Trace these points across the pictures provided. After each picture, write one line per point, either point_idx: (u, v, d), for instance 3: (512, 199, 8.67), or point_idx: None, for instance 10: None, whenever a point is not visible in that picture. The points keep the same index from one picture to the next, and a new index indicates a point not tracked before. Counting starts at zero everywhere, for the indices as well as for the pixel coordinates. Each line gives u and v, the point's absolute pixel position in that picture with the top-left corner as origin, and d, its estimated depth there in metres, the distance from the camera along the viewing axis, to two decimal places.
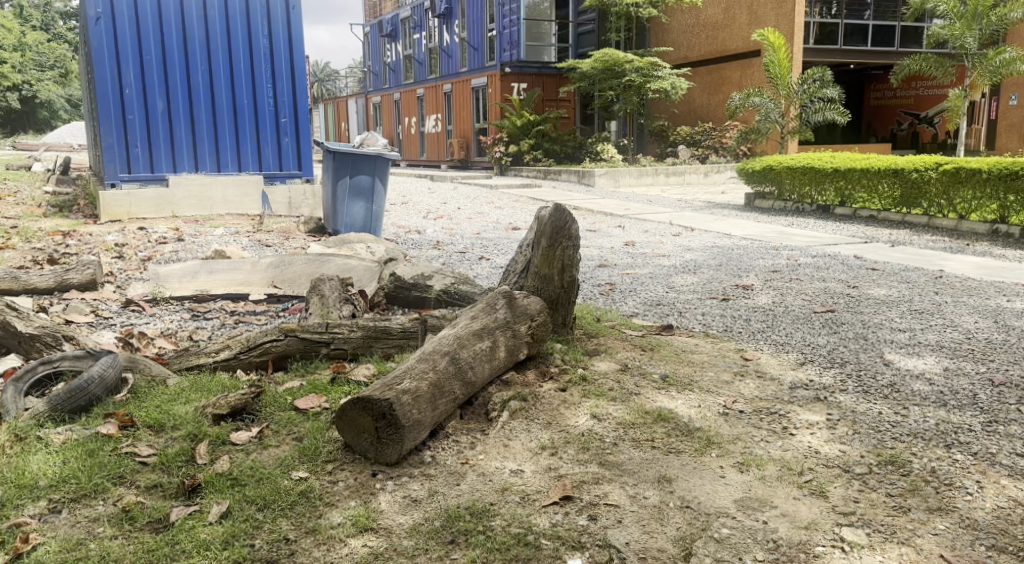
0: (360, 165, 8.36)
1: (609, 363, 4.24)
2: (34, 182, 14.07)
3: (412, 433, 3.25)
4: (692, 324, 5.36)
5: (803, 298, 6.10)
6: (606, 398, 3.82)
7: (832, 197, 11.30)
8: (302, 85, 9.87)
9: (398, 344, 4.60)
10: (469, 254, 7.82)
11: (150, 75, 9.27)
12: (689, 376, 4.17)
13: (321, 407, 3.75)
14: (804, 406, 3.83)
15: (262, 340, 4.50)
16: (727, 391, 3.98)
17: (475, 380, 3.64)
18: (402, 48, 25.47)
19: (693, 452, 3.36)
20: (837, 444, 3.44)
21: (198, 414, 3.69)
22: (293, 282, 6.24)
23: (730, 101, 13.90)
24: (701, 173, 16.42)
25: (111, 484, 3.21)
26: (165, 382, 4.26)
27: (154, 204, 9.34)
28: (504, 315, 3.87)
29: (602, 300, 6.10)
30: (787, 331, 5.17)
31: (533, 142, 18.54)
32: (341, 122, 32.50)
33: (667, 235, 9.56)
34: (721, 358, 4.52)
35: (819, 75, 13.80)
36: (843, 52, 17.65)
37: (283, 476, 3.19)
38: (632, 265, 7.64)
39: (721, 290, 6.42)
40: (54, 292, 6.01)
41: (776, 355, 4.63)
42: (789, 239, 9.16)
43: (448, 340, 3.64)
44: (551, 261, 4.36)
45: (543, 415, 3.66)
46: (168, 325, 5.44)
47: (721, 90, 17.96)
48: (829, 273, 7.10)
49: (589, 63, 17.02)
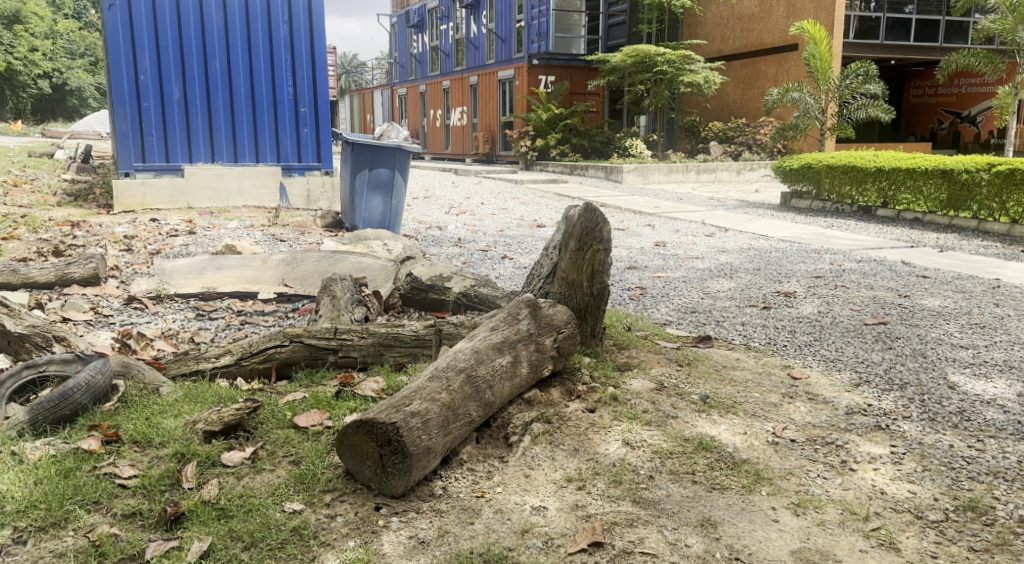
0: (380, 158, 7.99)
1: (643, 381, 3.82)
2: (54, 170, 13.88)
3: (421, 463, 2.87)
4: (731, 335, 4.94)
5: (851, 308, 5.64)
6: (640, 421, 3.41)
7: (873, 197, 10.77)
8: (322, 75, 9.52)
9: (412, 352, 4.24)
10: (491, 253, 7.43)
11: (167, 62, 9.00)
12: (732, 397, 3.76)
13: (323, 425, 3.39)
14: (864, 436, 3.42)
15: (266, 345, 4.15)
16: (776, 417, 3.57)
17: (494, 400, 3.24)
18: (428, 40, 25.11)
19: (740, 489, 2.97)
20: (905, 484, 3.03)
21: (188, 429, 3.34)
22: (304, 280, 5.88)
23: (768, 95, 13.36)
24: (734, 170, 15.89)
25: (83, 511, 2.87)
26: (158, 391, 3.92)
27: (168, 195, 9.04)
28: (527, 326, 3.49)
29: (632, 306, 5.69)
30: (836, 346, 4.74)
31: (560, 136, 18.05)
32: (366, 114, 32.25)
33: (700, 236, 9.10)
34: (766, 377, 4.10)
35: (863, 69, 13.02)
36: (884, 47, 17.01)
37: (274, 508, 2.83)
38: (664, 267, 7.22)
39: (761, 297, 5.98)
40: (55, 287, 5.70)
41: (827, 374, 4.21)
42: (830, 241, 8.67)
43: (464, 354, 3.26)
44: (579, 266, 3.98)
45: (569, 440, 3.26)
46: (170, 325, 5.12)
47: (756, 86, 17.42)
48: (876, 280, 6.63)
49: (619, 56, 16.52)
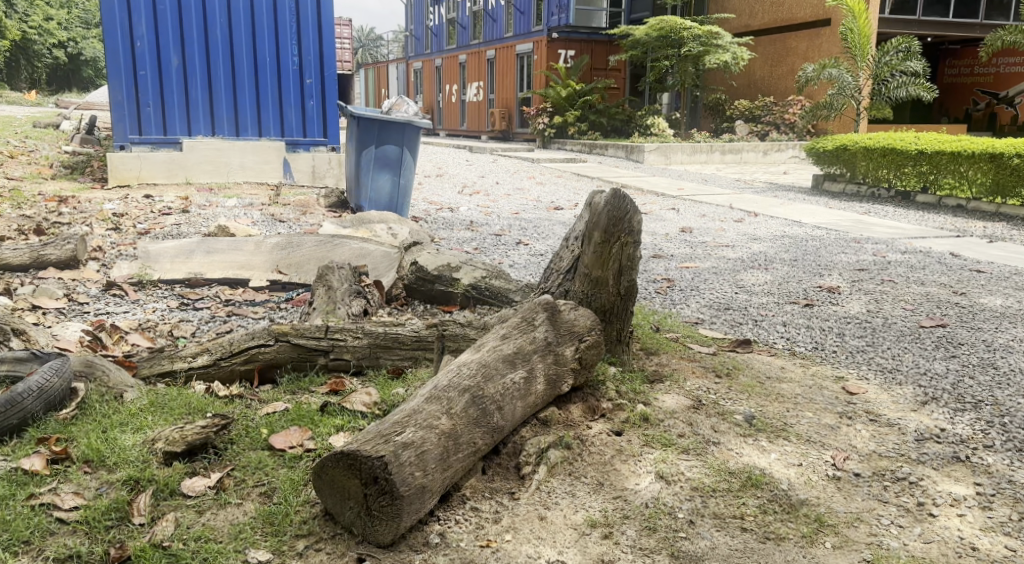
0: (389, 133, 7.40)
1: (677, 397, 3.28)
2: (56, 141, 13.45)
3: (415, 504, 2.37)
4: (772, 338, 4.39)
5: (903, 307, 5.07)
6: (676, 448, 2.89)
7: (912, 181, 10.13)
8: (329, 43, 8.95)
9: (411, 356, 3.75)
10: (505, 237, 6.92)
11: (165, 28, 8.49)
12: (781, 417, 3.23)
13: (302, 447, 2.88)
14: (941, 470, 2.89)
15: (247, 344, 3.66)
16: (836, 444, 3.05)
17: (504, 424, 2.73)
18: (445, 11, 24.41)
19: (800, 540, 2.47)
20: (1000, 537, 2.52)
21: (145, 450, 2.85)
22: (299, 267, 5.36)
23: (802, 72, 12.71)
24: (760, 151, 15.24)
25: (7, 555, 2.39)
26: (122, 397, 3.41)
27: (166, 169, 8.56)
28: (544, 335, 2.98)
29: (659, 301, 5.15)
30: (892, 352, 4.19)
31: (578, 114, 17.38)
32: (381, 89, 31.66)
33: (728, 221, 8.52)
34: (818, 392, 3.57)
35: (905, 45, 12.40)
36: (921, 24, 16.18)
37: (234, 559, 2.34)
38: (691, 256, 6.66)
39: (801, 293, 5.43)
40: (29, 270, 5.23)
41: (887, 389, 3.67)
42: (869, 230, 8.07)
43: (469, 369, 2.75)
44: (605, 261, 3.49)
45: (592, 472, 2.75)
46: (148, 316, 4.64)
47: (785, 63, 16.74)
48: (926, 274, 6.05)
49: (644, 30, 15.80)
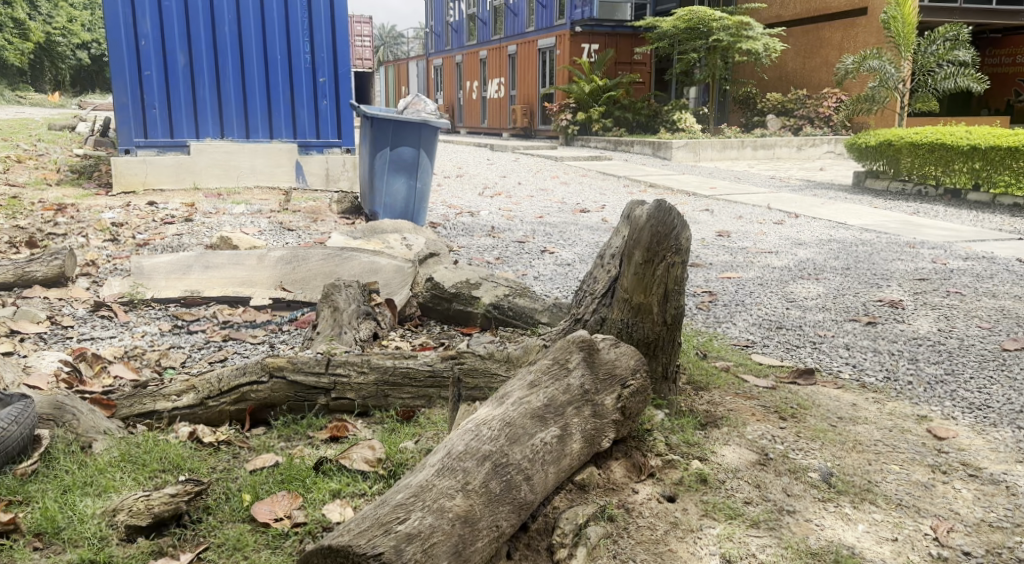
0: (403, 134, 6.89)
1: (738, 450, 2.76)
2: (70, 144, 13.13)
3: None
4: (837, 366, 3.84)
5: (979, 326, 4.49)
6: (743, 521, 2.38)
7: (964, 178, 9.46)
8: (342, 38, 8.48)
9: (424, 394, 3.26)
10: (529, 245, 6.43)
11: (170, 25, 8.05)
12: (864, 473, 2.70)
13: (290, 519, 2.41)
14: None
15: (238, 381, 3.18)
16: (937, 510, 2.51)
17: (534, 497, 2.23)
18: (465, 7, 23.92)
19: None
20: None
21: (104, 523, 2.38)
22: (304, 284, 4.87)
23: (842, 63, 12.01)
24: (794, 146, 14.64)
25: None
26: (90, 447, 2.93)
27: (173, 173, 8.13)
28: (579, 382, 2.48)
29: (702, 319, 4.62)
30: (978, 383, 3.63)
31: (603, 109, 16.78)
32: (402, 86, 31.21)
33: (768, 223, 7.96)
34: (900, 437, 3.03)
35: (953, 34, 11.69)
36: (963, 12, 15.38)
37: None
38: (733, 265, 6.11)
39: (861, 308, 4.87)
40: (14, 289, 4.79)
41: (982, 433, 3.12)
42: (922, 232, 7.45)
43: (490, 429, 2.25)
44: (647, 285, 2.97)
45: (641, 555, 2.25)
46: (137, 342, 4.19)
47: (818, 54, 16.08)
48: (996, 284, 5.46)
49: (670, 22, 15.17)
